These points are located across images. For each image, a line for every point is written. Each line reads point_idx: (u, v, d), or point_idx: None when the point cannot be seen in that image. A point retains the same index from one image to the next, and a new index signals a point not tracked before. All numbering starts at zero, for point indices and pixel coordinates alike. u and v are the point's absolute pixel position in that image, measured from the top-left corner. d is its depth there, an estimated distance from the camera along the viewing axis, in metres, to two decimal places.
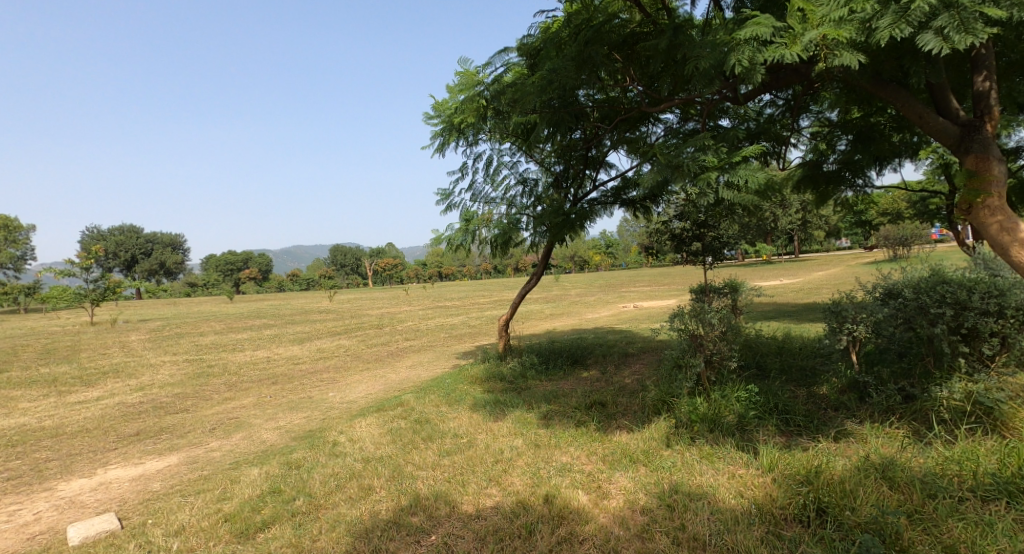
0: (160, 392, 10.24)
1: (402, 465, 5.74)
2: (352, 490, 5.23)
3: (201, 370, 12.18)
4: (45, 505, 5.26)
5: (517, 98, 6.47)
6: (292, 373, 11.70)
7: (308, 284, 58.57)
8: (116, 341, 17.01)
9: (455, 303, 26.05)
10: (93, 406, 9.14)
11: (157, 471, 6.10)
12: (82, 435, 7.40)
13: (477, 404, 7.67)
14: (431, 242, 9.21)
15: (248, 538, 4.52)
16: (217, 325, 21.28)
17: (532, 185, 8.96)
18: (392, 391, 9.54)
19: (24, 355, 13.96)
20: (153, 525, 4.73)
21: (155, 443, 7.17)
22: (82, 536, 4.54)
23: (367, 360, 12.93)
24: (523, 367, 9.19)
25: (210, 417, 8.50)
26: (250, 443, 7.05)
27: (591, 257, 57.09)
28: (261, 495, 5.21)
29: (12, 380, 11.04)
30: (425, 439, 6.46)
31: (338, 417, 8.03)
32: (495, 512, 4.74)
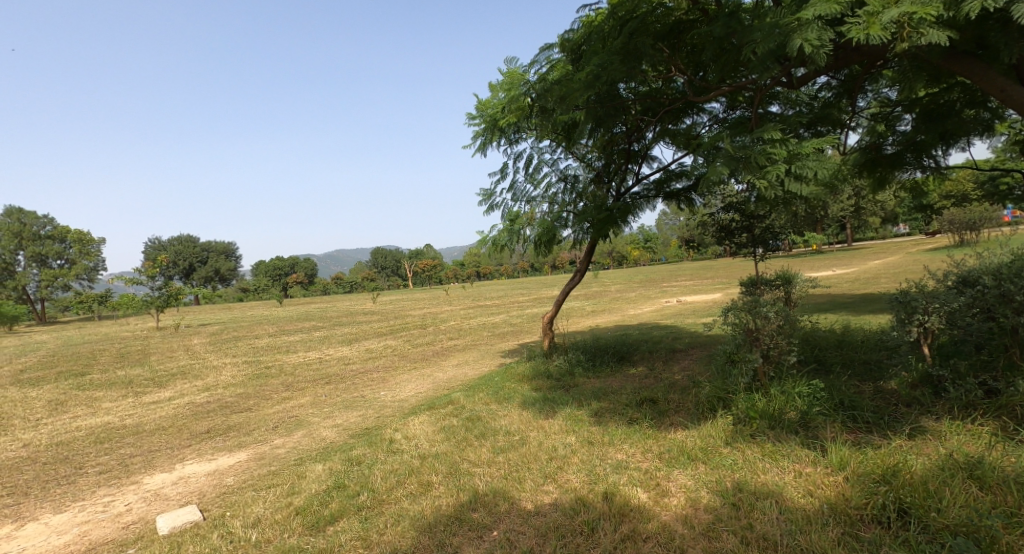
0: (224, 392, 10.76)
1: (458, 461, 5.82)
2: (412, 486, 5.34)
3: (259, 371, 12.73)
4: (133, 496, 5.61)
5: (563, 97, 6.41)
6: (344, 373, 12.07)
7: (353, 286, 60.11)
8: (181, 344, 17.96)
9: (495, 302, 26.14)
10: (165, 406, 9.69)
11: (229, 466, 6.41)
12: (160, 433, 7.86)
13: (526, 402, 7.68)
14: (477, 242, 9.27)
15: (318, 531, 4.68)
16: (270, 328, 22.18)
17: (573, 181, 8.90)
18: (441, 389, 9.68)
19: (101, 359, 14.95)
20: (231, 516, 4.98)
21: (226, 440, 7.54)
22: (171, 526, 4.84)
23: (414, 359, 13.17)
24: (570, 365, 9.14)
25: (272, 415, 8.87)
26: (311, 440, 7.31)
27: (630, 253, 56.29)
28: (327, 489, 5.39)
29: (93, 381, 11.85)
30: (479, 437, 6.51)
31: (391, 415, 8.22)
32: (554, 508, 4.74)
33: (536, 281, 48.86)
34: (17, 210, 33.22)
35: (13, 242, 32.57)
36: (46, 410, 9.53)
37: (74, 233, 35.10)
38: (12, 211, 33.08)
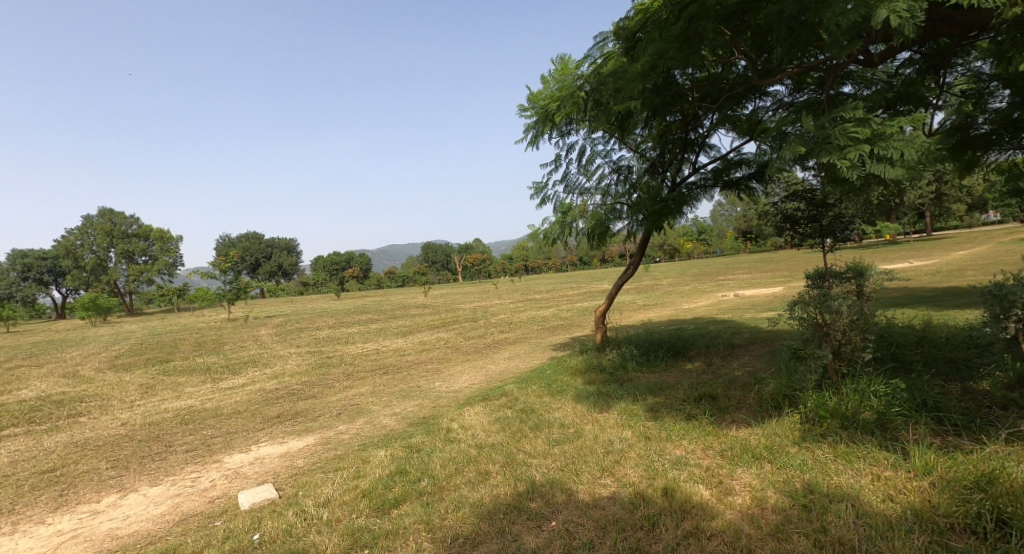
0: (290, 380, 11.33)
1: (514, 452, 5.89)
2: (471, 474, 5.45)
3: (322, 361, 13.30)
4: (216, 474, 6.02)
5: (620, 85, 6.30)
6: (400, 364, 12.42)
7: (406, 280, 61.58)
8: (250, 335, 19.01)
9: (545, 296, 26.12)
10: (239, 392, 10.30)
11: (299, 449, 6.75)
12: (236, 417, 8.38)
13: (580, 395, 7.66)
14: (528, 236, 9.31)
15: (384, 513, 4.87)
16: (329, 320, 23.12)
17: (627, 172, 8.76)
18: (494, 381, 9.79)
19: (182, 347, 16.06)
20: (303, 496, 5.25)
21: (294, 425, 7.94)
22: (251, 502, 5.17)
23: (467, 351, 13.38)
24: (623, 359, 9.01)
25: (334, 403, 9.26)
26: (372, 428, 7.59)
27: (683, 245, 54.76)
28: (390, 474, 5.59)
29: (175, 368, 12.77)
30: (533, 429, 6.55)
31: (447, 406, 8.41)
32: (613, 502, 4.72)
33: (588, 274, 48.45)
34: (108, 211, 35.88)
35: (105, 241, 35.42)
36: (138, 393, 10.35)
37: (157, 232, 37.65)
38: (105, 212, 35.79)
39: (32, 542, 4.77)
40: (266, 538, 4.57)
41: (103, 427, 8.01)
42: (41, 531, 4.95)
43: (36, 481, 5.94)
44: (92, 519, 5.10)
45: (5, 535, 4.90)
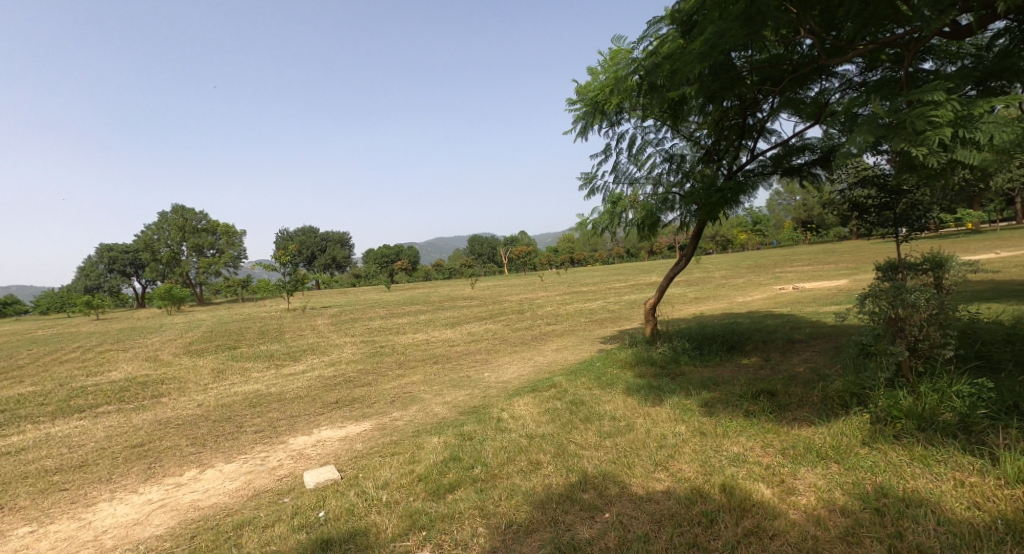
0: (347, 367, 11.75)
1: (565, 443, 5.89)
2: (523, 463, 5.50)
3: (376, 350, 13.72)
4: (283, 454, 6.34)
5: (675, 70, 6.13)
6: (450, 354, 12.64)
7: (453, 272, 62.40)
8: (309, 324, 19.84)
9: (593, 288, 25.87)
10: (300, 378, 10.77)
11: (357, 434, 6.99)
12: (298, 401, 8.77)
13: (631, 388, 7.56)
14: (576, 226, 9.25)
15: (439, 498, 4.99)
16: (381, 311, 23.79)
17: (680, 161, 8.52)
18: (542, 373, 9.81)
19: (248, 335, 16.94)
20: (364, 477, 5.45)
21: (352, 410, 8.24)
22: (315, 481, 5.42)
23: (515, 342, 13.45)
24: (675, 353, 8.82)
25: (388, 390, 9.53)
26: (425, 415, 7.77)
27: (737, 236, 52.86)
28: (445, 460, 5.71)
29: (242, 354, 13.50)
30: (584, 421, 6.52)
31: (497, 396, 8.50)
32: (668, 496, 4.66)
33: (637, 266, 47.60)
34: (180, 208, 38.07)
35: (179, 235, 37.74)
36: (211, 376, 11.01)
37: (223, 226, 39.66)
38: (179, 208, 38.02)
39: (126, 508, 5.16)
40: (330, 516, 4.77)
41: (182, 407, 8.57)
42: (134, 499, 5.34)
43: (127, 454, 6.43)
44: (176, 491, 5.47)
45: (104, 500, 5.32)
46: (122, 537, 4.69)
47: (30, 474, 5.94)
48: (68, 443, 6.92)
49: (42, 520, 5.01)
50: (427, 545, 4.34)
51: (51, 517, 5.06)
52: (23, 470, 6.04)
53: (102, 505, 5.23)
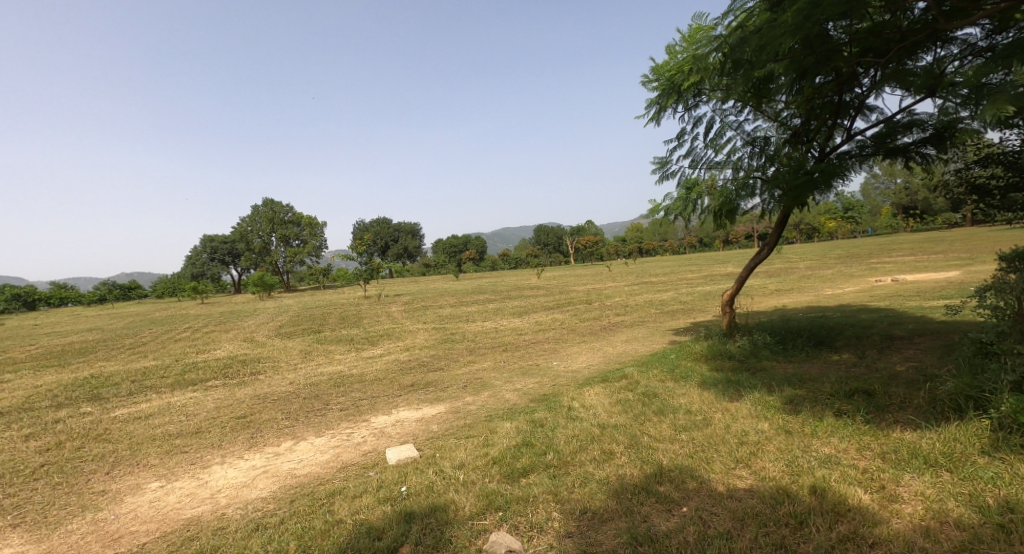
0: (420, 353, 12.13)
1: (638, 435, 5.76)
2: (595, 452, 5.44)
3: (447, 337, 14.06)
4: (366, 431, 6.65)
5: (763, 45, 5.78)
6: (519, 342, 12.73)
7: (520, 261, 62.61)
8: (384, 310, 20.66)
9: (663, 279, 25.07)
10: (378, 361, 11.24)
11: (433, 416, 7.21)
12: (377, 383, 9.16)
13: (708, 381, 7.25)
14: (648, 213, 8.99)
15: (514, 481, 5.05)
16: (451, 299, 24.37)
17: (763, 144, 8.04)
18: (613, 364, 9.64)
19: (329, 320, 17.88)
20: (441, 457, 5.61)
21: (426, 393, 8.49)
22: (396, 459, 5.65)
23: (583, 332, 13.29)
24: (755, 347, 8.35)
25: (460, 376, 9.74)
26: (496, 401, 7.87)
27: (824, 224, 49.32)
28: (517, 445, 5.76)
29: (325, 337, 14.30)
30: (657, 413, 6.33)
31: (567, 385, 8.45)
32: (751, 494, 4.46)
33: (710, 256, 45.68)
34: (270, 202, 40.72)
35: (269, 227, 40.14)
36: (299, 357, 11.74)
37: (307, 218, 41.92)
38: (269, 203, 40.69)
39: (234, 472, 5.60)
40: (412, 491, 4.96)
41: (275, 384, 9.21)
42: (240, 465, 5.79)
43: (233, 424, 6.99)
44: (275, 460, 5.88)
45: (215, 464, 5.80)
46: (232, 497, 5.10)
47: (157, 437, 6.57)
48: (184, 411, 7.60)
49: (167, 477, 5.52)
50: (504, 526, 4.42)
51: (175, 474, 5.57)
52: (150, 433, 6.70)
53: (214, 468, 5.70)
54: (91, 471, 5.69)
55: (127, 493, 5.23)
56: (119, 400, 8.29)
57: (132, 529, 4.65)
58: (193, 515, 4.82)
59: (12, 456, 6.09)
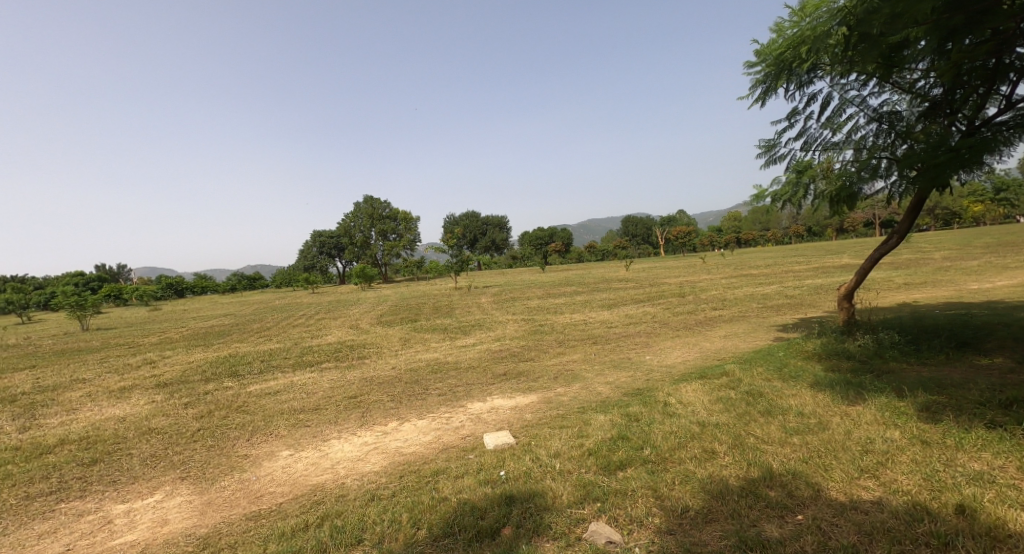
0: (511, 343, 12.38)
1: (743, 435, 5.51)
2: (696, 450, 5.29)
3: (536, 328, 14.22)
4: (464, 416, 6.92)
5: (898, 10, 5.25)
6: (609, 335, 12.61)
7: (607, 254, 61.51)
8: (474, 301, 21.29)
9: (762, 271, 23.63)
10: (471, 350, 11.62)
11: (526, 405, 7.35)
12: (471, 371, 9.48)
13: (821, 381, 6.75)
14: (754, 199, 8.51)
15: (611, 473, 5.06)
16: (538, 291, 24.58)
17: (892, 119, 7.29)
18: (712, 360, 9.27)
19: (424, 310, 18.74)
20: (536, 445, 5.74)
21: (519, 383, 8.66)
22: (494, 444, 5.85)
23: (677, 326, 12.87)
24: (879, 347, 7.65)
25: (552, 367, 9.83)
26: (589, 393, 7.87)
27: (961, 210, 43.67)
28: (613, 438, 5.73)
29: (421, 326, 15.02)
30: (764, 413, 6.02)
31: (662, 379, 8.26)
32: (881, 509, 4.19)
33: (819, 247, 42.16)
34: (372, 202, 43.48)
35: (368, 224, 42.84)
36: (399, 344, 12.44)
37: (403, 214, 43.88)
38: (371, 199, 43.37)
39: (350, 446, 6.09)
40: (511, 476, 5.12)
41: (380, 369, 9.85)
42: (354, 440, 6.27)
43: (346, 403, 7.58)
44: (384, 438, 6.31)
45: (333, 438, 6.33)
46: (350, 469, 5.55)
47: (285, 411, 7.28)
48: (305, 390, 8.36)
49: (295, 447, 6.11)
50: (603, 517, 4.47)
51: (301, 445, 6.15)
52: (279, 407, 7.45)
53: (333, 442, 6.23)
54: (235, 437, 6.43)
55: (263, 458, 5.86)
56: (252, 377, 9.27)
57: (270, 490, 5.20)
58: (318, 482, 5.30)
59: (174, 421, 7.02)
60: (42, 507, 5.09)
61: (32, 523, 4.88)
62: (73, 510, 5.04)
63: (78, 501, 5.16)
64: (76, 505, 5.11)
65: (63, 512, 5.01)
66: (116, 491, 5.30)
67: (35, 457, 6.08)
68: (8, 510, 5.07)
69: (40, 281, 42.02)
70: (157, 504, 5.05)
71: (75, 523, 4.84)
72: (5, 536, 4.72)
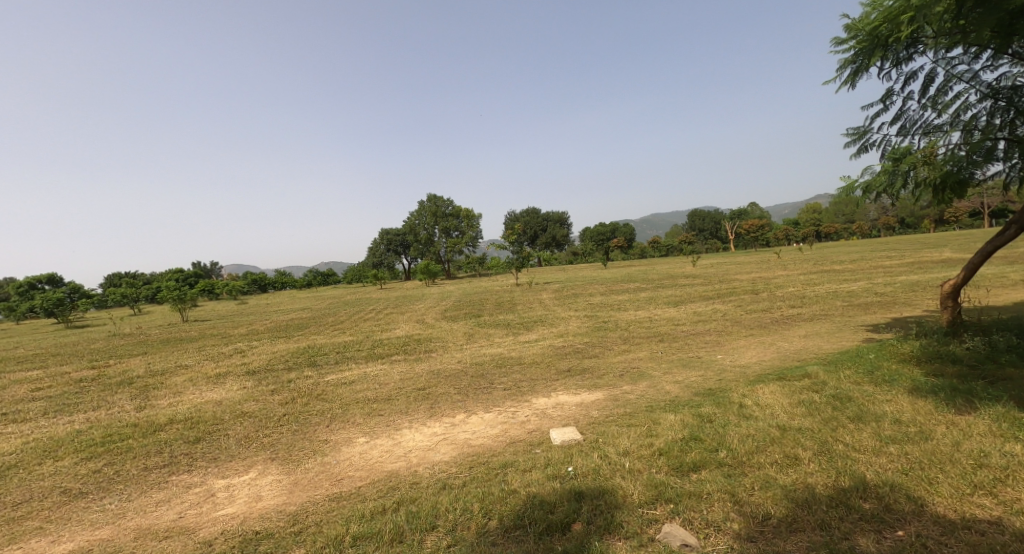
0: (575, 339, 12.30)
1: (830, 441, 5.19)
2: (777, 455, 5.04)
3: (600, 324, 14.05)
4: (530, 411, 6.95)
5: None
6: (676, 333, 12.26)
7: (672, 249, 59.78)
8: (536, 297, 21.31)
9: (844, 267, 22.16)
10: (534, 346, 11.65)
11: (592, 402, 7.28)
12: (535, 367, 9.49)
13: (920, 387, 6.24)
14: (843, 189, 7.98)
15: (684, 475, 4.92)
16: (601, 288, 24.24)
17: (1010, 95, 6.63)
18: (791, 360, 8.80)
19: (487, 305, 18.99)
20: (604, 442, 5.67)
21: (584, 379, 8.59)
22: (560, 439, 5.84)
23: (750, 325, 12.32)
24: (993, 350, 6.93)
25: (617, 364, 9.68)
26: (657, 392, 7.68)
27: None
28: (684, 438, 5.56)
29: (485, 321, 15.22)
30: (854, 419, 5.63)
31: (735, 380, 7.93)
32: (999, 531, 3.90)
33: (911, 240, 38.93)
34: (436, 199, 44.39)
35: (432, 220, 43.87)
36: (464, 339, 12.67)
37: (465, 211, 44.39)
38: (433, 199, 44.32)
39: (420, 436, 6.26)
40: (579, 472, 5.09)
41: (446, 362, 10.07)
42: (424, 430, 6.45)
43: (415, 395, 7.81)
44: (453, 429, 6.44)
45: (405, 427, 6.53)
46: (421, 458, 5.71)
47: (359, 400, 7.60)
48: (377, 380, 8.69)
49: (370, 434, 6.35)
50: (676, 519, 4.37)
51: (375, 433, 6.40)
52: (355, 396, 7.78)
53: (404, 431, 6.43)
54: (316, 423, 6.78)
55: (342, 444, 6.14)
56: (329, 367, 9.76)
57: (349, 474, 5.45)
58: (393, 469, 5.50)
59: (263, 405, 7.50)
60: (157, 478, 5.58)
61: (151, 491, 5.35)
62: (183, 482, 5.49)
63: (186, 475, 5.62)
64: (185, 478, 5.56)
65: (175, 483, 5.46)
66: (217, 467, 5.73)
67: (150, 433, 6.67)
68: (130, 479, 5.59)
69: (146, 277, 46.12)
70: (252, 481, 5.41)
71: (185, 494, 5.27)
72: (129, 501, 5.20)
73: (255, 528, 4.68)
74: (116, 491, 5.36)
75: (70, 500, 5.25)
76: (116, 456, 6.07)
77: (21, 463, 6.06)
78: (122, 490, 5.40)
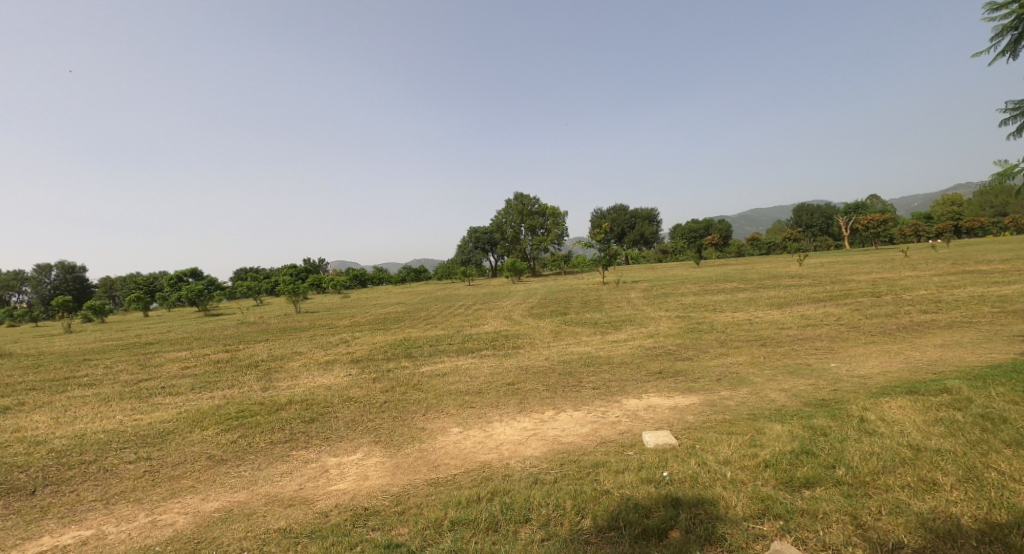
0: (666, 340, 11.80)
1: (978, 468, 4.54)
2: (910, 478, 4.48)
3: (694, 326, 13.37)
4: (621, 412, 6.72)
5: None
6: (781, 337, 11.37)
7: (775, 247, 55.86)
8: (624, 297, 20.74)
9: (986, 269, 19.47)
10: (623, 345, 11.32)
11: (687, 406, 6.90)
12: (626, 367, 9.19)
13: None
14: (999, 173, 6.94)
15: (795, 490, 4.51)
16: (694, 287, 23.11)
17: None
18: (921, 373, 7.84)
19: (574, 303, 18.77)
20: (701, 449, 5.33)
21: (678, 382, 8.18)
22: (654, 443, 5.58)
23: (869, 331, 11.15)
24: None
25: (714, 368, 9.14)
26: (760, 399, 7.13)
27: None
28: (794, 451, 5.09)
29: (572, 319, 15.02)
30: (1009, 444, 4.88)
31: (853, 391, 7.19)
32: None
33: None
34: (522, 198, 44.73)
35: (519, 219, 44.25)
36: (551, 336, 12.59)
37: (552, 210, 44.27)
38: (519, 199, 44.79)
39: (511, 430, 6.26)
40: (676, 477, 4.83)
41: (534, 358, 10.03)
42: (515, 424, 6.44)
43: (505, 389, 7.84)
44: (542, 425, 6.37)
45: (496, 421, 6.56)
46: (512, 451, 5.70)
47: (452, 391, 7.76)
48: (467, 373, 8.83)
49: (464, 425, 6.45)
50: (787, 536, 4.02)
51: (468, 424, 6.49)
52: (448, 388, 7.95)
53: (495, 424, 6.46)
54: (413, 411, 7.00)
55: (437, 432, 6.28)
56: (422, 359, 10.08)
57: (445, 461, 5.55)
58: (486, 460, 5.53)
59: (366, 392, 7.89)
60: (281, 451, 6.02)
61: (277, 463, 5.79)
62: (302, 457, 5.89)
63: (304, 450, 6.02)
64: (303, 453, 5.96)
65: (295, 457, 5.87)
66: (329, 446, 6.09)
67: (273, 411, 7.23)
68: (259, 450, 6.09)
69: (266, 273, 50.59)
70: (360, 461, 5.68)
71: (303, 467, 5.64)
72: (260, 470, 5.65)
73: (364, 504, 4.89)
74: (249, 460, 5.85)
75: (214, 465, 5.80)
76: (247, 429, 6.64)
77: (176, 429, 6.79)
78: (253, 459, 5.89)
